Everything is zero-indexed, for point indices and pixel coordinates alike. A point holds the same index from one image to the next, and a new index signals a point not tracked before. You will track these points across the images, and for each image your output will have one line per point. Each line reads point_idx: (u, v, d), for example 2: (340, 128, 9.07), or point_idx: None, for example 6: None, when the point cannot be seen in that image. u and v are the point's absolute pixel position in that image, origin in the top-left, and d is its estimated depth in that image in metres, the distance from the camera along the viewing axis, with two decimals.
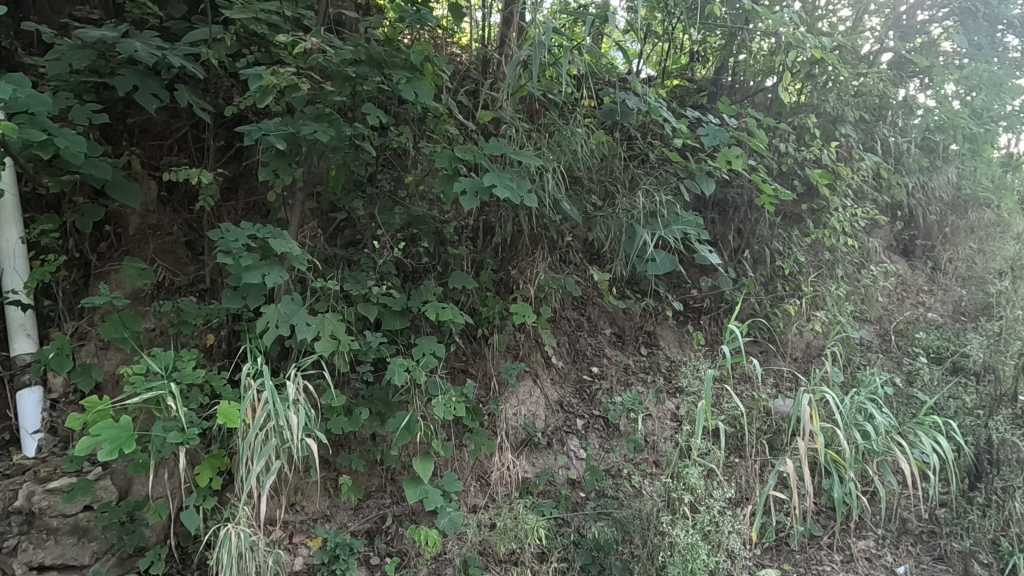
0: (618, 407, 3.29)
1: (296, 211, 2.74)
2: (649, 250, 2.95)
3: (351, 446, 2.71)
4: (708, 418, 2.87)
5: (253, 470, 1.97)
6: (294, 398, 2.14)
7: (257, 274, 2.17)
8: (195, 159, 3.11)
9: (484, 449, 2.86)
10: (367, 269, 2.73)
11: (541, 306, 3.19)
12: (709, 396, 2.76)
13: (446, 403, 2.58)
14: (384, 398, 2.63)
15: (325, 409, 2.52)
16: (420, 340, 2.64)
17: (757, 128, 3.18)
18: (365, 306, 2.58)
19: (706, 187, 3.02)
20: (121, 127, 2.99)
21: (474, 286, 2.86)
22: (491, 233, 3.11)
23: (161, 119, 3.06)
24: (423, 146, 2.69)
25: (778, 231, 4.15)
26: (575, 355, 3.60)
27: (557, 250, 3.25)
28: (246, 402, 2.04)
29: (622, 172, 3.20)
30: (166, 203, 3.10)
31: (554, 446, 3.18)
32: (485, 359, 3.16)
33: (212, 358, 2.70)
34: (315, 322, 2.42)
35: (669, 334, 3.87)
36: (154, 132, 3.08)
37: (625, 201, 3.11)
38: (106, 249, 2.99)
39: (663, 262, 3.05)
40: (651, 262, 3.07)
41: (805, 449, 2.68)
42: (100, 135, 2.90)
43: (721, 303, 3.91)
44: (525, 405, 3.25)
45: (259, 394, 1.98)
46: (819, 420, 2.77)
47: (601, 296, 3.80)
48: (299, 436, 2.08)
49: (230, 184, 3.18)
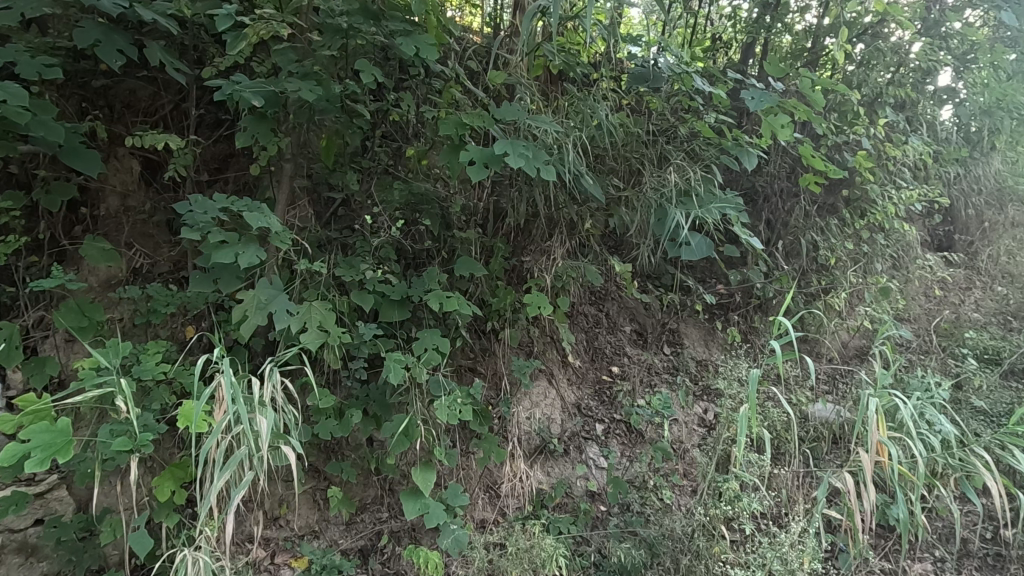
0: (643, 410, 2.99)
1: (285, 187, 2.44)
2: (684, 232, 2.60)
3: (342, 452, 2.42)
4: (751, 425, 2.51)
5: (215, 485, 1.63)
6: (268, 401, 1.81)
7: (230, 253, 1.85)
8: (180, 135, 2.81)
9: (494, 457, 2.54)
10: (364, 253, 2.42)
11: (558, 298, 2.86)
12: (755, 400, 2.35)
13: (451, 405, 2.26)
14: (380, 399, 2.31)
15: (314, 411, 2.21)
16: (420, 334, 2.34)
17: (806, 92, 2.80)
18: (359, 294, 2.28)
19: (748, 162, 2.66)
20: (101, 100, 2.68)
21: (483, 274, 2.55)
22: (503, 216, 2.80)
23: (145, 92, 2.75)
24: (427, 112, 2.37)
25: (814, 220, 3.78)
26: (592, 354, 3.27)
27: (576, 235, 2.92)
28: (203, 399, 1.70)
29: (649, 148, 2.86)
30: (149, 184, 2.81)
31: (572, 454, 2.86)
32: (495, 356, 2.83)
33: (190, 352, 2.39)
34: (302, 311, 2.12)
35: (695, 332, 3.51)
36: (137, 107, 2.76)
37: (654, 180, 2.77)
38: (81, 234, 2.67)
39: (699, 246, 2.71)
40: (686, 246, 2.72)
41: (872, 462, 2.29)
42: (74, 106, 2.60)
43: (750, 299, 3.54)
44: (538, 408, 2.94)
45: (223, 394, 1.65)
46: (886, 428, 2.40)
47: (619, 290, 3.48)
48: (268, 443, 1.73)
49: (218, 162, 2.90)
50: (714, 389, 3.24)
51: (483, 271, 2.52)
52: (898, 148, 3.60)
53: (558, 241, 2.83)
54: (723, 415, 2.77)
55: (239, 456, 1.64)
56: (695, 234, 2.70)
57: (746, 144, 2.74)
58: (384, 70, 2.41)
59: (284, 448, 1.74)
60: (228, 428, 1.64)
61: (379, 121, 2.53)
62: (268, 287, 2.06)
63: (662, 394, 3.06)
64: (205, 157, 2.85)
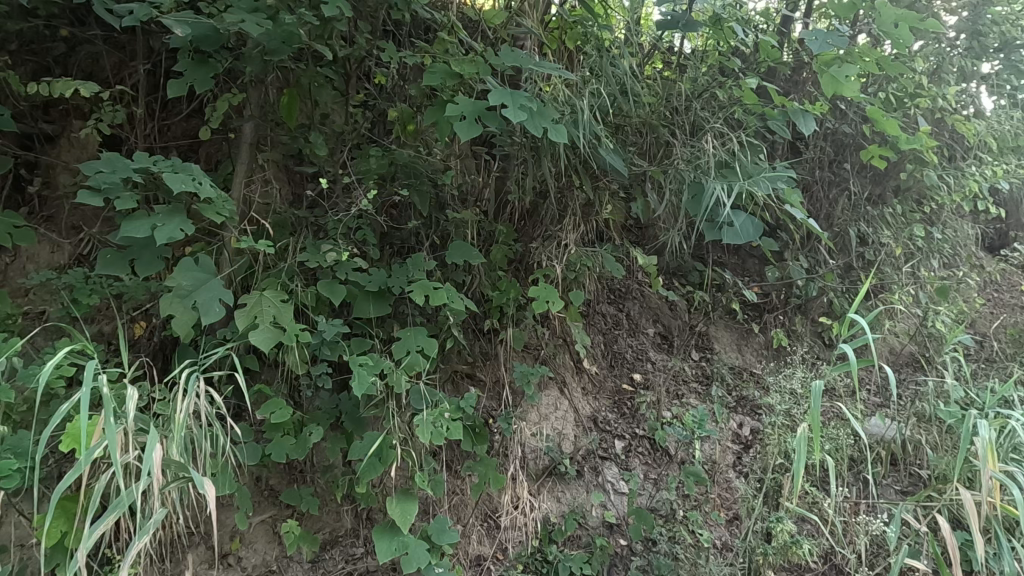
0: (674, 427, 2.54)
1: (245, 158, 2.06)
2: (724, 208, 2.10)
3: (307, 474, 1.99)
4: (812, 451, 2.03)
5: (91, 538, 1.22)
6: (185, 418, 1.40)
7: (144, 225, 1.45)
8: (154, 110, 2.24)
9: (492, 483, 2.10)
10: (336, 235, 2.00)
11: (570, 291, 2.42)
12: (818, 419, 1.87)
13: (435, 420, 1.83)
14: (351, 413, 1.88)
15: (267, 427, 1.79)
16: (402, 333, 1.92)
17: (880, 31, 2.26)
18: (328, 286, 1.89)
19: (804, 126, 2.22)
20: (56, 68, 2.18)
21: (479, 261, 2.13)
22: (506, 196, 2.38)
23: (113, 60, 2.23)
24: (409, 60, 1.94)
25: (864, 208, 3.26)
26: (611, 359, 2.83)
27: (592, 219, 2.49)
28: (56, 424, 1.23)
29: (681, 115, 2.39)
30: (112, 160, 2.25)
31: (586, 477, 2.43)
32: (497, 360, 2.40)
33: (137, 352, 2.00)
34: (249, 303, 1.74)
35: (727, 335, 3.05)
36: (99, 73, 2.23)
37: (686, 150, 2.31)
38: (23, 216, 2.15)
39: (745, 226, 2.16)
40: (729, 225, 2.18)
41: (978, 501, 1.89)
42: (23, 71, 2.12)
43: (789, 299, 3.08)
44: (547, 422, 2.50)
45: (111, 417, 1.23)
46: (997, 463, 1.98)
47: (641, 288, 3.04)
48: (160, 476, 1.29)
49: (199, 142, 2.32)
50: (752, 402, 2.77)
51: (478, 259, 2.11)
52: (969, 124, 3.09)
53: (570, 225, 2.41)
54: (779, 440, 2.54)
55: (125, 499, 1.23)
56: (738, 212, 2.16)
57: (799, 107, 2.27)
58: (360, 13, 2.00)
59: (198, 486, 1.32)
60: (113, 462, 1.23)
61: (356, 77, 2.12)
62: (179, 265, 1.52)
63: (698, 409, 2.58)
64: (173, 130, 2.28)
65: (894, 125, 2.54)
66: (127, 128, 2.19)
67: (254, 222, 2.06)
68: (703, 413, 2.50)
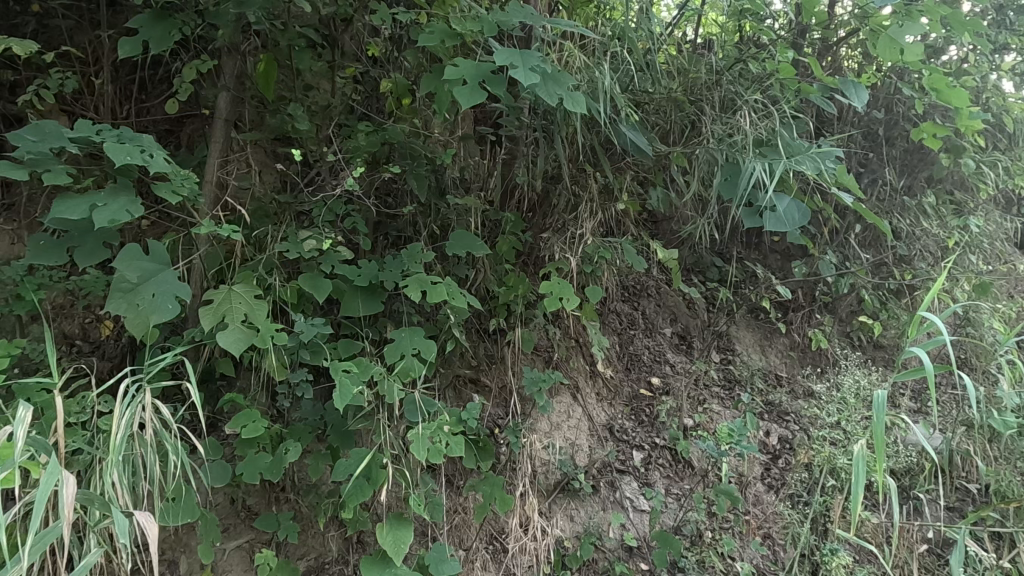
0: (708, 443, 2.12)
1: (219, 136, 1.83)
2: (763, 187, 1.82)
3: (289, 493, 1.75)
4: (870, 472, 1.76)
5: None
6: (123, 439, 1.16)
7: (82, 205, 1.20)
8: (129, 92, 1.96)
9: (498, 504, 1.84)
10: (321, 223, 1.77)
11: (586, 287, 2.17)
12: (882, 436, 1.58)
13: (433, 434, 1.58)
14: (337, 425, 1.63)
15: (240, 442, 1.55)
16: (396, 334, 1.67)
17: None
18: (311, 280, 1.65)
19: (857, 96, 1.96)
20: None
21: (483, 252, 1.89)
22: (514, 181, 2.13)
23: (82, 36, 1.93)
24: (404, 19, 1.69)
25: (902, 194, 2.94)
26: (627, 361, 2.58)
27: (609, 208, 2.24)
28: None
29: (710, 89, 2.12)
30: None
31: (603, 493, 2.18)
32: (504, 363, 2.15)
33: (105, 357, 1.78)
34: (217, 299, 1.50)
35: (749, 335, 2.80)
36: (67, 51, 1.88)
37: (717, 128, 2.05)
38: None
39: (790, 210, 1.87)
40: (771, 209, 1.90)
41: None
42: None
43: (816, 296, 2.81)
44: (558, 433, 2.26)
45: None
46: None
47: (658, 284, 2.78)
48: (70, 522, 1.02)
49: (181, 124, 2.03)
50: (779, 408, 2.55)
51: (482, 250, 1.87)
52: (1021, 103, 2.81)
53: (585, 213, 2.16)
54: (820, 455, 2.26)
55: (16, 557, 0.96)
56: (782, 195, 1.89)
57: (847, 79, 2.07)
58: None
59: (124, 530, 1.06)
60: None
61: (345, 44, 1.88)
62: (125, 253, 1.26)
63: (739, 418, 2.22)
64: (155, 114, 1.99)
65: (959, 96, 2.12)
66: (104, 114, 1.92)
67: (232, 209, 1.83)
68: (740, 429, 2.07)
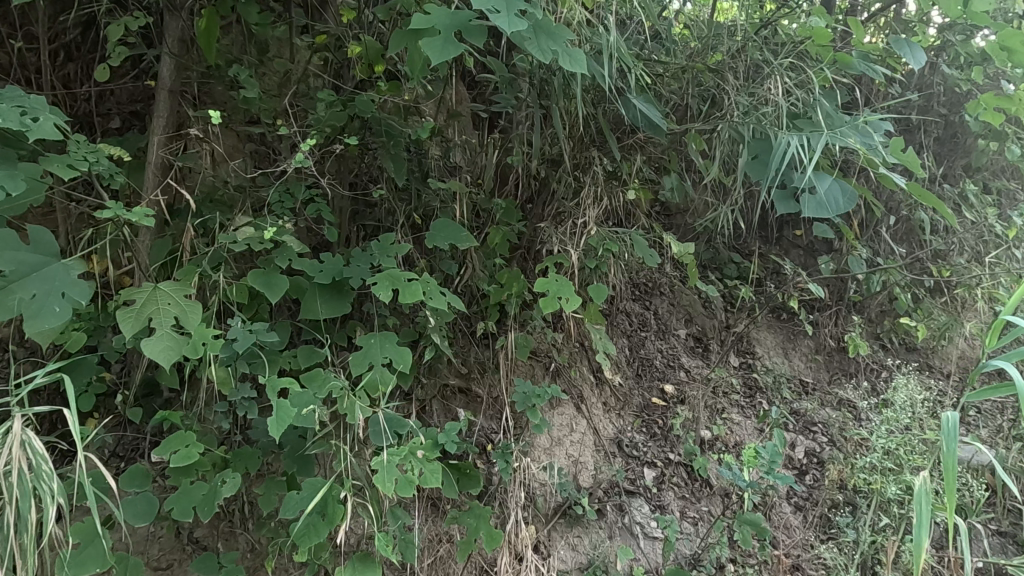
0: (731, 471, 1.79)
1: (162, 109, 1.56)
2: (803, 163, 1.53)
3: (242, 526, 1.51)
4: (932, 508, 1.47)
5: None
6: None
7: None
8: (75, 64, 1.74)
9: (486, 537, 1.57)
10: (279, 210, 1.51)
11: (589, 283, 1.90)
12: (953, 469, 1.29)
13: (402, 461, 1.32)
14: (293, 449, 1.38)
15: (173, 471, 1.30)
16: (361, 340, 1.41)
17: None
18: (261, 276, 1.39)
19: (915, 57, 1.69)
20: None
21: (468, 244, 1.62)
22: (507, 164, 1.86)
23: None
24: None
25: (940, 182, 2.62)
26: (638, 367, 2.30)
27: (615, 193, 1.96)
28: None
29: (731, 56, 1.84)
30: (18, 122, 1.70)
31: (609, 518, 1.91)
32: (496, 371, 1.88)
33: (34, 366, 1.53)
34: (139, 300, 1.24)
35: (773, 336, 2.52)
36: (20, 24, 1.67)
37: (741, 99, 1.77)
38: None
39: (831, 192, 1.58)
40: (809, 190, 1.62)
41: None
42: None
43: (844, 295, 2.51)
44: (559, 449, 1.99)
45: None
46: None
47: (671, 281, 2.50)
48: None
49: (134, 100, 1.79)
50: (808, 419, 2.27)
51: (468, 241, 1.60)
52: None
53: (588, 200, 1.88)
54: (860, 476, 1.97)
55: None
56: (823, 174, 1.61)
57: (900, 40, 1.77)
58: None
59: None
60: None
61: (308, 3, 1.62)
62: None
63: (774, 438, 1.86)
64: (119, 96, 1.79)
65: None
66: (66, 97, 1.71)
67: (183, 195, 1.58)
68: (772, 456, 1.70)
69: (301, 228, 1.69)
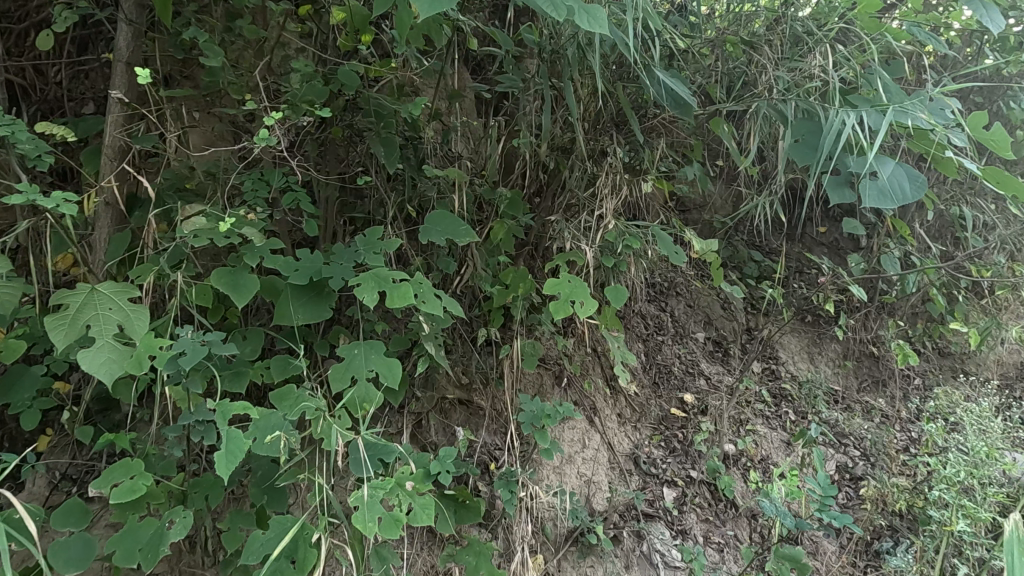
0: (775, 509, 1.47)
1: (121, 85, 1.36)
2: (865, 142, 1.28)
3: (208, 561, 1.30)
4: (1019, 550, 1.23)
5: None
6: None
7: None
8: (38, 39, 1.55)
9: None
10: (251, 199, 1.31)
11: (605, 284, 1.69)
12: None
13: (386, 494, 1.10)
14: (262, 478, 1.19)
15: (118, 505, 1.10)
16: (341, 352, 1.20)
17: None
18: (225, 276, 1.18)
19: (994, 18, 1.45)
20: None
21: (467, 240, 1.40)
22: (513, 150, 1.66)
23: None
24: None
25: None
26: (655, 375, 2.09)
27: (632, 183, 1.75)
28: None
29: (767, 29, 1.64)
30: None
31: (626, 546, 1.67)
32: (500, 381, 1.68)
33: None
34: (73, 303, 1.03)
35: (801, 341, 2.31)
36: None
37: (779, 76, 1.56)
38: None
39: (896, 179, 1.33)
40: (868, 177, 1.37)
41: None
42: None
43: (876, 296, 2.28)
44: (570, 468, 1.77)
45: None
46: None
47: (690, 281, 2.29)
48: None
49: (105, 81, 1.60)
50: (842, 432, 2.05)
51: (467, 236, 1.39)
52: None
53: (603, 190, 1.68)
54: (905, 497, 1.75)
55: None
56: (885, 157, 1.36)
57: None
58: None
59: None
60: None
61: None
62: None
63: (816, 457, 1.54)
64: (94, 80, 1.60)
65: None
66: (34, 80, 1.54)
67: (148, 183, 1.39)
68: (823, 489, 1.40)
69: (281, 222, 1.50)
